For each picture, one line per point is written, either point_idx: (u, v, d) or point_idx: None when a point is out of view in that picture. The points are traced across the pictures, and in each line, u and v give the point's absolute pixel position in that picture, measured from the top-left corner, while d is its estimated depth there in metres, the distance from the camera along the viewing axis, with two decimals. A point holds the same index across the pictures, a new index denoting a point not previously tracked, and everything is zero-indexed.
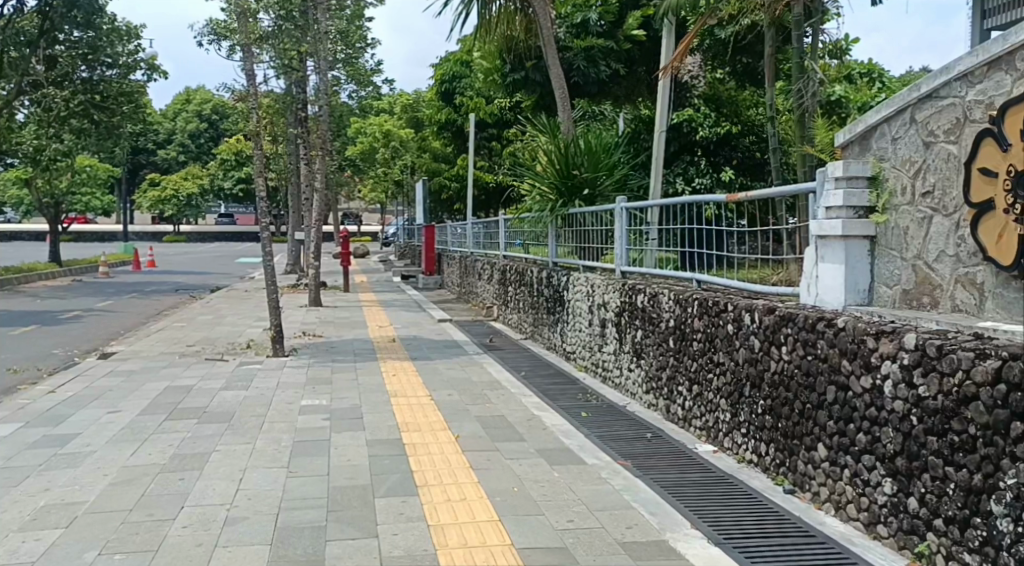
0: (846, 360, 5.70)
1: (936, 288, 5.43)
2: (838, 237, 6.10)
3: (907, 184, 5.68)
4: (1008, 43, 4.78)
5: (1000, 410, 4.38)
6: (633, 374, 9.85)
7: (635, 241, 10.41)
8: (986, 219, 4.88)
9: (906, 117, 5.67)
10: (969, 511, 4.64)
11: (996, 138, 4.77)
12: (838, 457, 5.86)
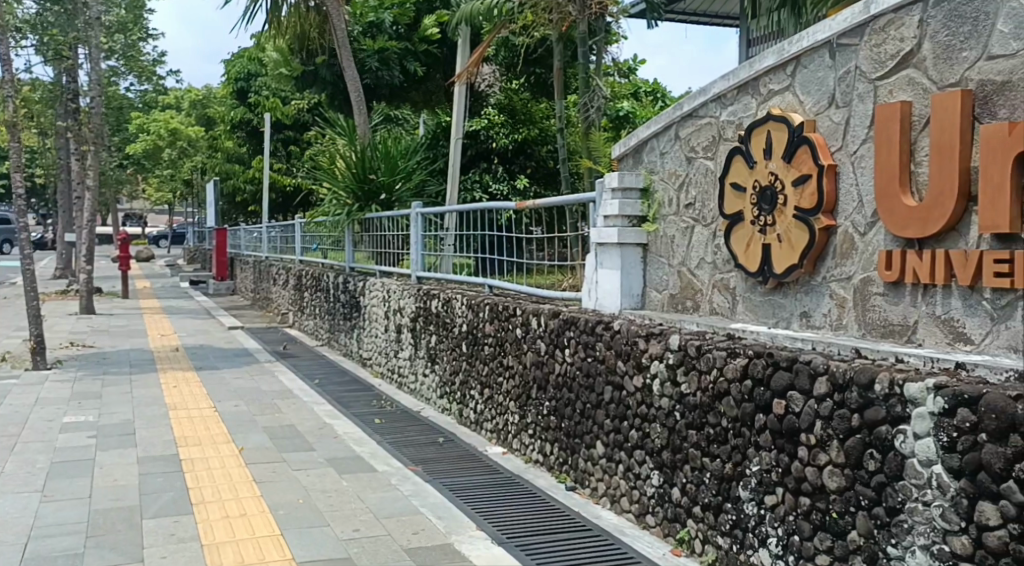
0: (620, 361, 6.06)
1: (698, 292, 5.86)
2: (614, 244, 6.45)
3: (673, 196, 6.09)
4: (752, 71, 5.22)
5: (746, 404, 4.75)
6: (427, 379, 9.95)
7: (431, 247, 10.50)
8: (735, 228, 5.30)
9: (673, 133, 6.08)
10: (721, 497, 5.04)
11: (743, 155, 5.19)
12: (614, 453, 6.21)
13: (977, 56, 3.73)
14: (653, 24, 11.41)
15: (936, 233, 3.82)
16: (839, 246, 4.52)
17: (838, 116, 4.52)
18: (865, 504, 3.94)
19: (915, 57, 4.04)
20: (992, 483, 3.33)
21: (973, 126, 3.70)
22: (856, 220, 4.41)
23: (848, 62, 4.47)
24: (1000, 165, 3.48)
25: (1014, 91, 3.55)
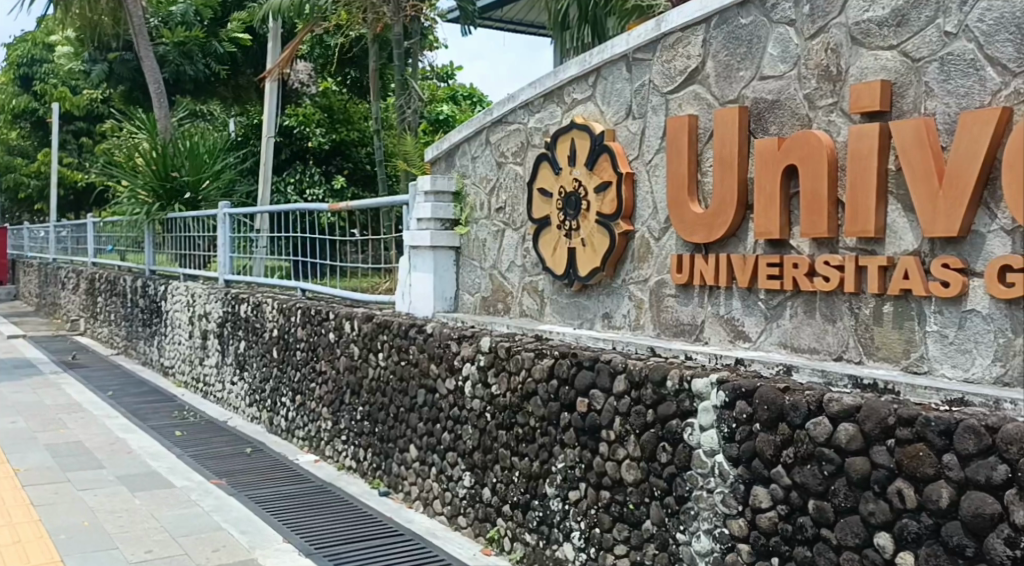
0: (433, 364, 6.10)
1: (508, 295, 5.97)
2: (428, 247, 6.47)
3: (484, 200, 6.19)
4: (556, 79, 5.38)
5: (553, 403, 4.90)
6: (235, 387, 9.60)
7: (240, 248, 10.16)
8: (542, 232, 5.47)
9: (483, 138, 6.18)
10: (529, 495, 5.17)
11: (550, 162, 5.34)
12: (427, 455, 6.23)
13: (752, 75, 4.03)
14: (467, 30, 11.50)
15: (719, 239, 4.10)
16: (637, 250, 4.75)
17: (635, 126, 4.76)
18: (658, 494, 4.17)
19: (700, 74, 4.32)
20: (764, 469, 3.61)
21: (749, 140, 4.01)
22: (651, 226, 4.65)
23: (642, 76, 4.72)
24: (771, 177, 3.79)
25: (782, 109, 3.88)
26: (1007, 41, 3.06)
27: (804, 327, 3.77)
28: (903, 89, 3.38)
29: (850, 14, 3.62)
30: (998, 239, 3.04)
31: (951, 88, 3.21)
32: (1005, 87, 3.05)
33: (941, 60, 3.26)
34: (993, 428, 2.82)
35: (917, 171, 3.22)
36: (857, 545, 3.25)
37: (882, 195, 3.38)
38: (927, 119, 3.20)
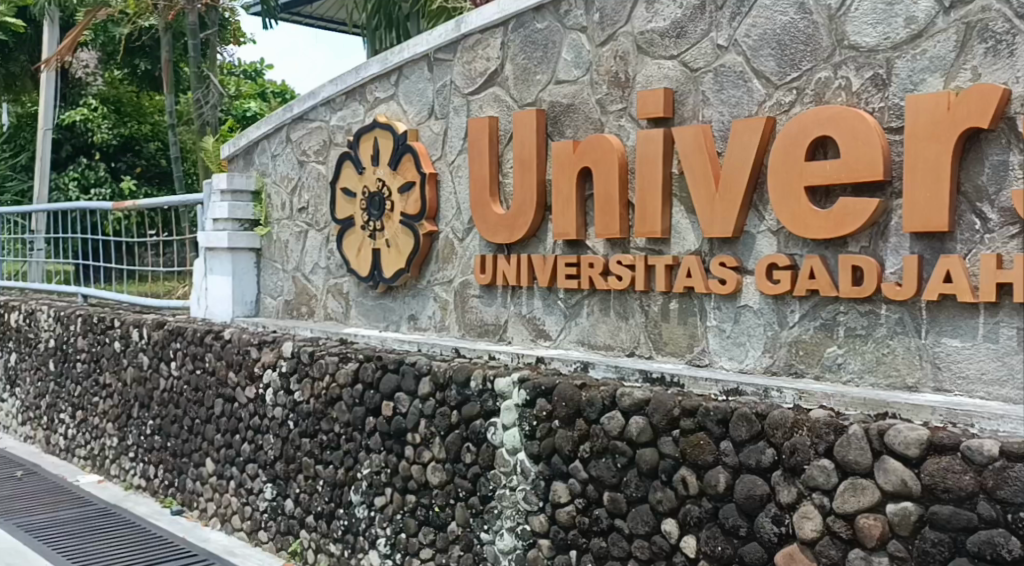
0: (232, 372, 5.84)
1: (312, 298, 5.81)
2: (224, 249, 6.18)
3: (285, 200, 5.99)
4: (358, 76, 5.28)
5: (358, 408, 4.81)
6: (5, 405, 8.80)
7: (11, 251, 9.33)
8: (345, 233, 5.36)
9: (283, 135, 5.98)
10: (334, 503, 5.05)
11: (352, 161, 5.23)
12: (224, 469, 5.97)
13: (548, 80, 4.12)
14: (270, 24, 11.09)
15: (520, 240, 4.17)
16: (442, 250, 4.75)
17: (438, 127, 4.76)
18: (463, 495, 4.19)
19: (500, 76, 4.38)
20: (562, 464, 3.70)
21: (547, 142, 4.09)
22: (455, 227, 4.67)
23: (443, 76, 4.72)
24: (567, 179, 3.89)
25: (577, 113, 3.99)
26: (769, 56, 3.29)
27: (599, 325, 3.90)
28: (683, 96, 3.56)
29: (635, 23, 3.77)
30: (767, 239, 3.27)
31: (725, 98, 3.42)
32: (769, 98, 3.28)
33: (715, 71, 3.46)
34: (763, 415, 3.03)
35: (698, 175, 3.40)
36: (647, 532, 3.39)
37: (666, 197, 3.55)
38: (705, 126, 3.39)
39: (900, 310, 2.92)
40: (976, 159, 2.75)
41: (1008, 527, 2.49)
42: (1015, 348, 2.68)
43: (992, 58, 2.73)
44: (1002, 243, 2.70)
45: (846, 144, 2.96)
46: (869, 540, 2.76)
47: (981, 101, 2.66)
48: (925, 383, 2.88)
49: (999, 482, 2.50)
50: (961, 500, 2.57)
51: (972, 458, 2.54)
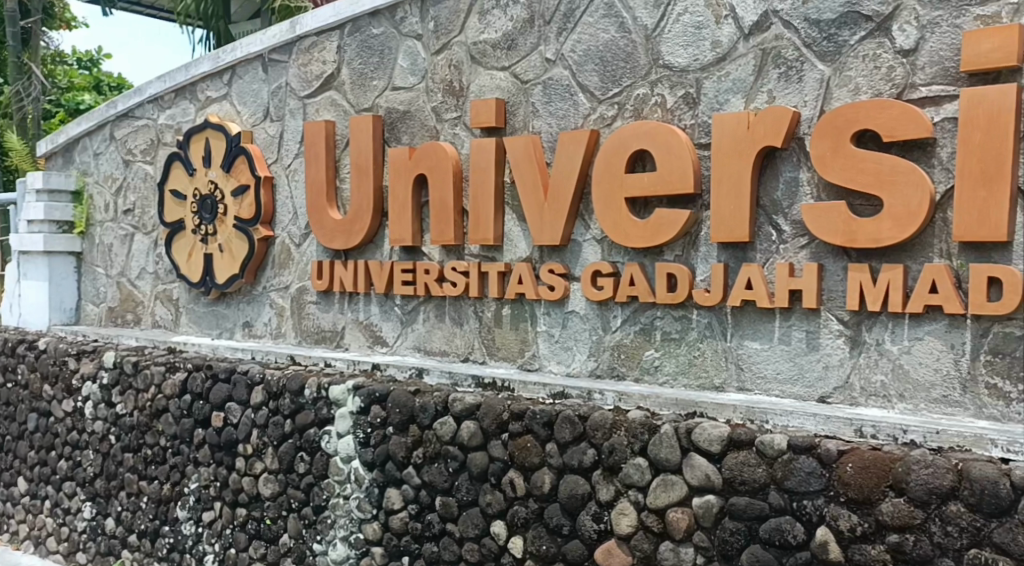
0: (47, 385, 5.51)
1: (138, 305, 5.56)
2: (40, 253, 5.81)
3: (110, 201, 5.70)
4: (189, 74, 5.11)
5: (186, 419, 4.65)
6: None
7: None
8: (174, 237, 5.15)
9: (108, 133, 5.70)
10: (159, 521, 4.85)
11: (182, 161, 5.05)
12: (39, 487, 5.62)
13: (384, 85, 4.13)
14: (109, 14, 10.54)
15: (357, 246, 4.15)
16: (277, 256, 4.65)
17: (272, 129, 4.66)
18: (295, 506, 4.13)
19: (335, 80, 4.34)
20: (396, 470, 3.72)
21: (383, 148, 4.09)
22: (291, 231, 4.58)
23: (278, 78, 4.63)
24: (404, 185, 3.91)
25: (413, 120, 4.01)
26: (593, 72, 3.42)
27: (435, 331, 3.93)
28: (514, 107, 3.66)
29: (469, 34, 3.83)
30: (592, 247, 3.40)
31: (553, 110, 3.53)
32: (593, 112, 3.41)
33: (543, 84, 3.56)
34: (584, 418, 3.16)
35: (527, 184, 3.50)
36: (476, 535, 3.46)
37: (498, 205, 3.63)
38: (533, 137, 3.49)
39: (710, 316, 3.11)
40: (772, 175, 2.97)
41: (794, 514, 2.75)
42: (805, 349, 2.91)
43: (785, 82, 2.96)
44: (795, 253, 2.92)
45: (663, 157, 3.12)
46: (677, 532, 2.94)
47: (775, 121, 2.89)
48: (729, 383, 3.08)
49: (787, 473, 2.75)
50: (755, 491, 2.80)
51: (765, 451, 2.78)
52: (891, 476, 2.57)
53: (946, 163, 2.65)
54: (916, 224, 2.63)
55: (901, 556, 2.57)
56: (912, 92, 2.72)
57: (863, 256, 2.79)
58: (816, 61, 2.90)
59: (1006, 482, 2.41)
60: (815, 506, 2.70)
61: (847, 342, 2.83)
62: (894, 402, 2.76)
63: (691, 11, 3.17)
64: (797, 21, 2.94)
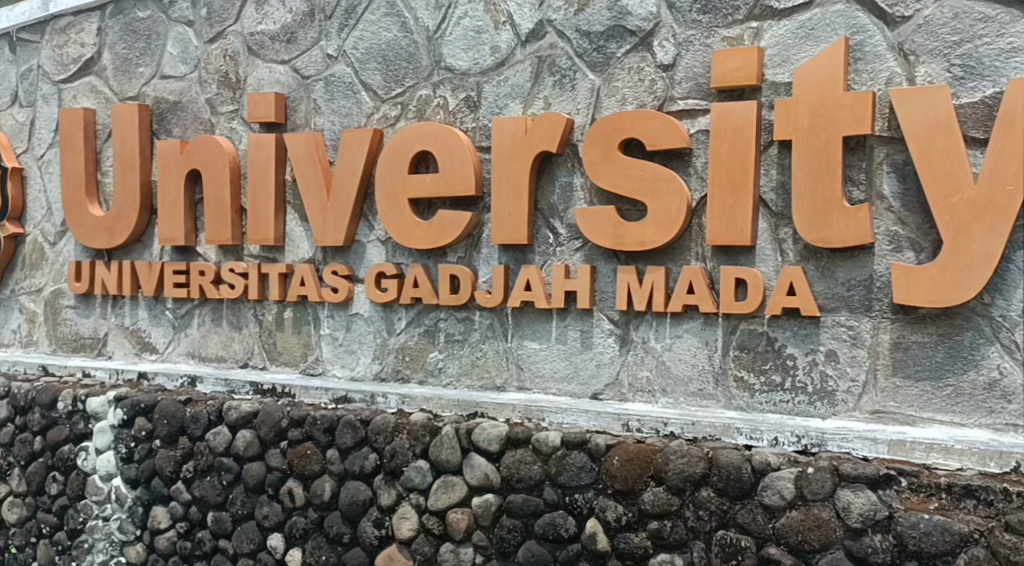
0: None
1: None
2: None
3: None
4: None
5: None
6: None
7: None
8: None
9: None
10: None
11: None
12: None
13: (152, 74, 3.89)
14: None
15: (121, 245, 3.86)
16: (28, 256, 4.24)
17: (22, 115, 4.25)
18: (46, 531, 3.78)
19: (96, 65, 4.03)
20: (162, 487, 3.51)
21: (152, 141, 3.84)
22: (45, 229, 4.19)
23: (29, 60, 4.24)
24: (175, 181, 3.68)
25: (184, 112, 3.80)
26: (375, 70, 3.38)
27: (210, 336, 3.71)
28: (294, 103, 3.55)
29: (244, 24, 3.68)
30: (376, 248, 3.36)
31: (334, 108, 3.45)
32: (375, 111, 3.37)
33: (324, 80, 3.48)
34: (366, 422, 3.16)
35: (309, 183, 3.40)
36: (251, 550, 3.34)
37: (278, 204, 3.51)
38: (315, 134, 3.39)
39: (491, 317, 3.16)
40: (548, 180, 3.05)
41: (566, 508, 2.87)
42: (579, 348, 3.01)
43: (560, 90, 3.05)
44: (570, 255, 3.02)
45: (445, 158, 3.13)
46: (456, 533, 3.00)
47: (551, 127, 2.97)
48: (510, 383, 3.13)
49: (560, 468, 2.87)
50: (530, 488, 2.91)
51: (540, 449, 2.90)
52: (652, 467, 2.76)
53: (701, 172, 2.83)
54: (676, 228, 2.79)
55: (660, 541, 2.75)
56: (671, 105, 2.88)
57: (630, 259, 2.93)
58: (586, 71, 3.01)
59: (747, 466, 2.65)
60: (586, 499, 2.84)
61: (616, 341, 2.96)
62: (657, 396, 2.91)
63: (471, 15, 3.21)
64: (570, 31, 3.04)
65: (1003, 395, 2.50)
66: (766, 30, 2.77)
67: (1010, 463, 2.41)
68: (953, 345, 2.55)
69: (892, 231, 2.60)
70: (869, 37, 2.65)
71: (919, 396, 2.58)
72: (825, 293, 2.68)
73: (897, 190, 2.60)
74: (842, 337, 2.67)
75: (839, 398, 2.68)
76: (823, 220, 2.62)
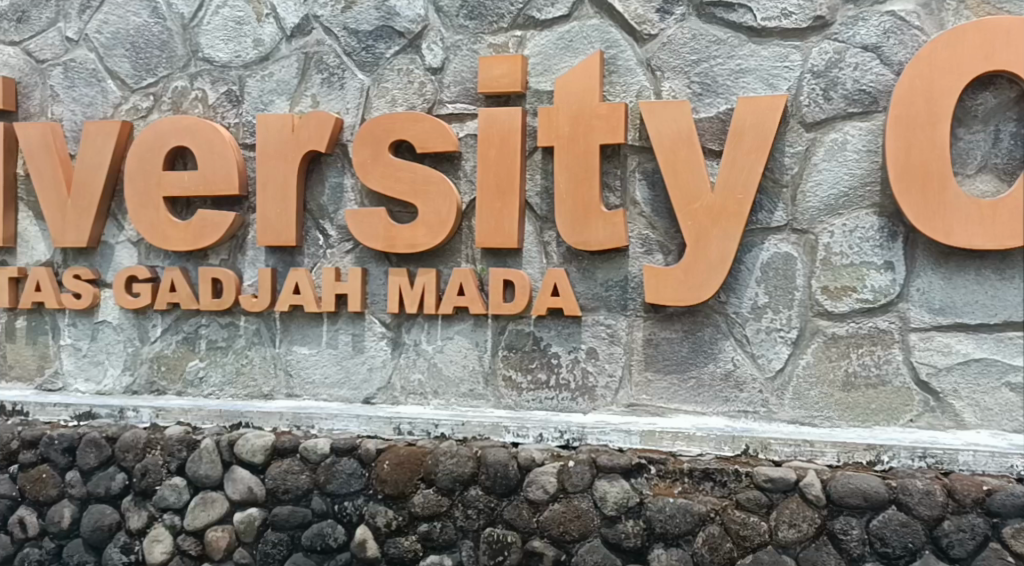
0: None
1: None
2: None
3: None
4: None
5: None
6: None
7: None
8: None
9: None
10: None
11: None
12: None
13: None
14: None
15: None
16: None
17: None
18: None
19: None
20: None
21: None
22: None
23: None
24: None
25: None
26: (122, 57, 3.13)
27: None
28: (27, 89, 3.20)
29: None
30: (126, 250, 3.11)
31: (75, 96, 3.16)
32: (124, 102, 3.12)
33: (61, 65, 3.18)
34: (112, 439, 2.95)
35: (44, 178, 3.07)
36: None
37: (6, 202, 3.15)
38: (52, 124, 3.08)
39: (258, 321, 3.02)
40: (317, 180, 2.98)
41: (335, 517, 2.83)
42: (351, 352, 2.96)
43: (327, 88, 2.98)
44: (341, 257, 2.97)
45: (205, 156, 2.96)
46: (216, 553, 2.87)
47: (319, 126, 2.89)
48: (278, 390, 3.01)
49: (329, 476, 2.83)
50: (298, 498, 2.84)
51: (308, 457, 2.83)
52: (422, 469, 2.78)
53: (470, 175, 2.87)
54: (447, 230, 2.81)
55: (429, 543, 2.77)
56: (440, 108, 2.91)
57: (402, 261, 2.92)
58: (355, 70, 2.97)
59: (513, 464, 2.73)
60: (355, 506, 2.81)
61: (389, 344, 2.93)
62: (429, 398, 2.92)
63: (230, 5, 3.06)
64: (337, 29, 2.99)
65: (736, 385, 2.74)
66: (529, 39, 2.87)
67: (741, 446, 2.65)
68: (696, 341, 2.76)
69: (643, 235, 2.78)
70: (621, 52, 2.82)
71: (667, 388, 2.78)
72: (586, 294, 2.82)
73: (648, 197, 2.78)
74: (600, 335, 2.81)
75: (599, 393, 2.82)
76: (584, 224, 2.75)
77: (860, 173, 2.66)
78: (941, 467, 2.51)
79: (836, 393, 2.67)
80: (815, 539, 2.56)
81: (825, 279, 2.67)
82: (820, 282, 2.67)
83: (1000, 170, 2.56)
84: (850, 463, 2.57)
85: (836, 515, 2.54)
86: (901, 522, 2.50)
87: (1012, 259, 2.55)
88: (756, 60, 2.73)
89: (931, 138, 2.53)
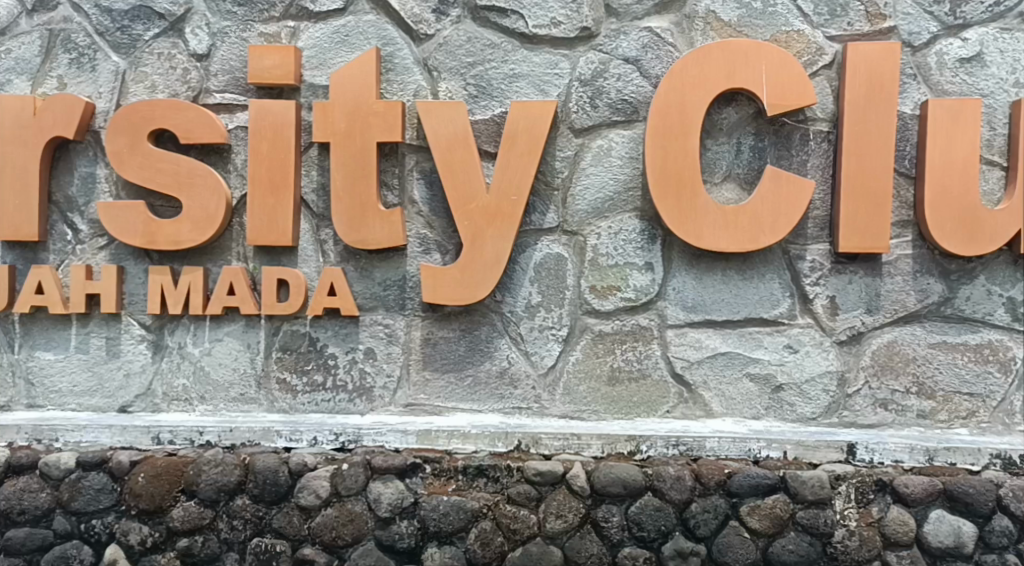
0: None
1: None
2: None
3: None
4: None
5: None
6: None
7: None
8: None
9: None
10: None
11: None
12: None
13: None
14: None
15: None
16: None
17: None
18: None
19: None
20: None
21: None
22: None
23: None
24: None
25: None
26: None
27: None
28: None
29: None
30: None
31: None
32: None
33: None
34: None
35: None
36: None
37: None
38: None
39: None
40: (65, 169, 2.78)
41: (82, 537, 2.66)
42: (104, 357, 2.78)
43: (76, 70, 2.79)
44: (92, 254, 2.77)
45: None
46: None
47: (66, 109, 2.71)
48: (17, 401, 2.79)
49: (74, 493, 2.66)
50: (37, 519, 2.66)
51: (49, 473, 2.66)
52: (183, 480, 2.65)
53: (241, 169, 2.77)
54: (215, 227, 2.69)
55: (190, 558, 2.65)
56: (206, 97, 2.78)
57: (165, 258, 2.78)
58: (108, 52, 2.79)
59: (284, 469, 2.66)
60: (105, 525, 2.65)
61: (149, 347, 2.78)
62: (194, 404, 2.78)
63: None
64: (86, 6, 2.80)
65: (511, 382, 2.80)
66: (302, 31, 2.79)
67: (513, 442, 2.71)
68: (472, 339, 2.80)
69: (421, 235, 2.78)
70: (397, 50, 2.81)
71: (445, 387, 2.80)
72: (363, 293, 2.78)
73: (425, 196, 2.78)
74: (378, 335, 2.78)
75: (376, 394, 2.79)
76: (361, 223, 2.71)
77: (623, 179, 2.81)
78: (690, 454, 2.71)
79: (603, 387, 2.80)
80: (580, 527, 2.67)
81: (593, 278, 2.80)
82: (588, 282, 2.80)
83: (742, 179, 2.80)
84: (613, 453, 2.72)
85: (599, 504, 2.67)
86: (655, 506, 2.66)
87: (753, 262, 2.79)
88: (529, 66, 2.81)
89: (685, 148, 2.72)
